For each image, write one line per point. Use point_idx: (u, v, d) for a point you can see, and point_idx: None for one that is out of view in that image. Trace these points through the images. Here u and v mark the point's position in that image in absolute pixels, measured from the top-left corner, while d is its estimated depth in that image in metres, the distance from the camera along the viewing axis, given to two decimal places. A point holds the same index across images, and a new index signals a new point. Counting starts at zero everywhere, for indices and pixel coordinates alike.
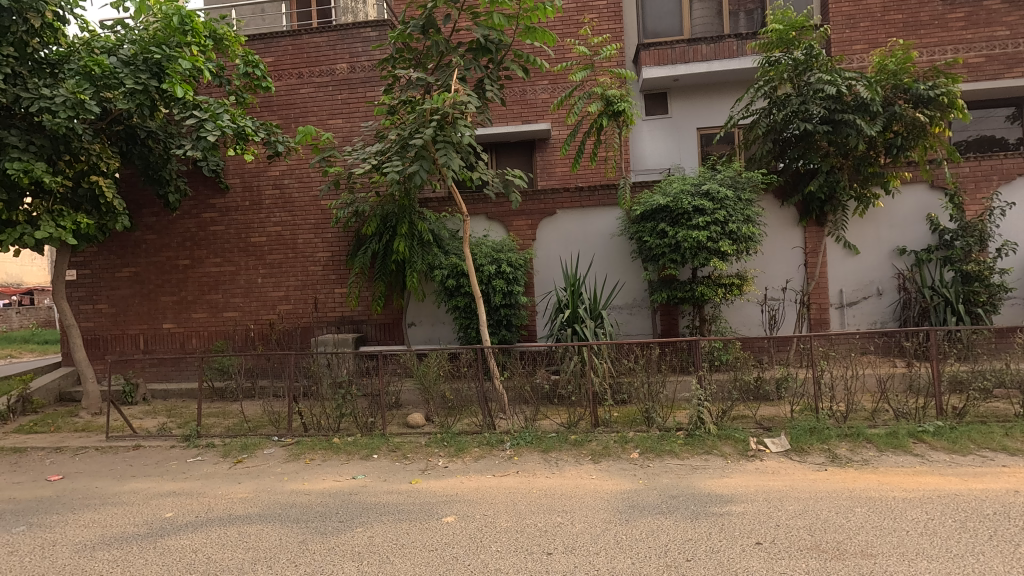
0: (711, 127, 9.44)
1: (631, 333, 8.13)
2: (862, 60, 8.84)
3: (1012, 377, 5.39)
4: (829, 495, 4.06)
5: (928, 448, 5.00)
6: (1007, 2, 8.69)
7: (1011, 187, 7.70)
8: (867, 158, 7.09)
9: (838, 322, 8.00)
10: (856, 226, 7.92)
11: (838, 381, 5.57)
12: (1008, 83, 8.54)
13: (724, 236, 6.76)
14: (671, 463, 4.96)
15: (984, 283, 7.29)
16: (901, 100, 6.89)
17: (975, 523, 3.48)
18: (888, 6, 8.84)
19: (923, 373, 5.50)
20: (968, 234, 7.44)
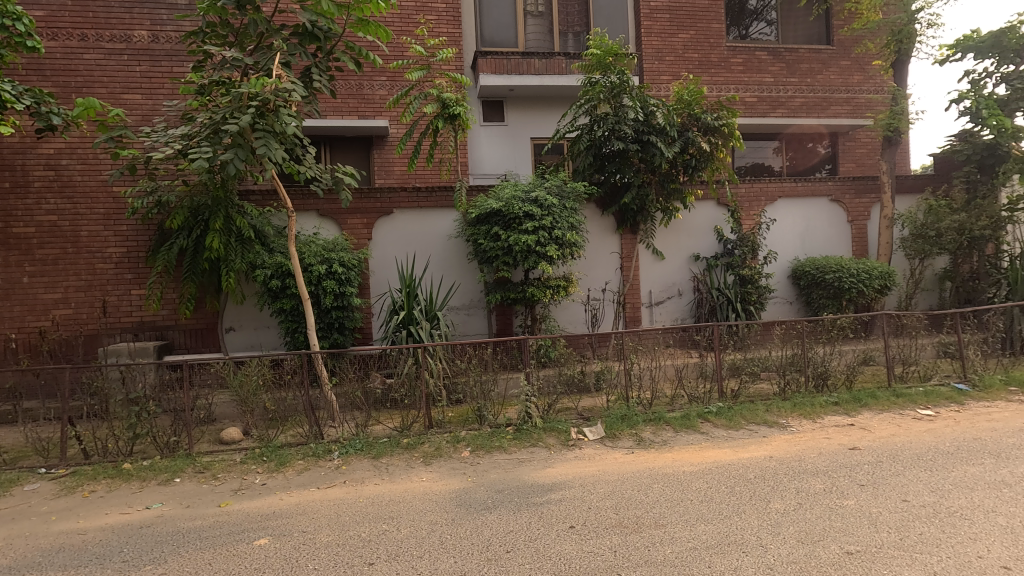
0: (543, 137, 10.03)
1: (467, 333, 8.28)
2: (667, 89, 10.09)
3: (772, 362, 6.56)
4: (634, 475, 4.53)
5: (712, 426, 5.88)
6: (771, 54, 10.59)
7: (774, 206, 9.38)
8: (670, 176, 8.12)
9: (648, 318, 9.03)
10: (661, 234, 9.02)
11: (645, 371, 6.28)
12: (772, 121, 10.41)
13: (551, 241, 7.16)
14: (499, 458, 5.15)
15: (755, 285, 8.82)
16: (694, 127, 8.01)
17: (740, 486, 4.17)
18: (687, 45, 10.22)
19: (709, 361, 6.43)
20: (743, 244, 8.90)
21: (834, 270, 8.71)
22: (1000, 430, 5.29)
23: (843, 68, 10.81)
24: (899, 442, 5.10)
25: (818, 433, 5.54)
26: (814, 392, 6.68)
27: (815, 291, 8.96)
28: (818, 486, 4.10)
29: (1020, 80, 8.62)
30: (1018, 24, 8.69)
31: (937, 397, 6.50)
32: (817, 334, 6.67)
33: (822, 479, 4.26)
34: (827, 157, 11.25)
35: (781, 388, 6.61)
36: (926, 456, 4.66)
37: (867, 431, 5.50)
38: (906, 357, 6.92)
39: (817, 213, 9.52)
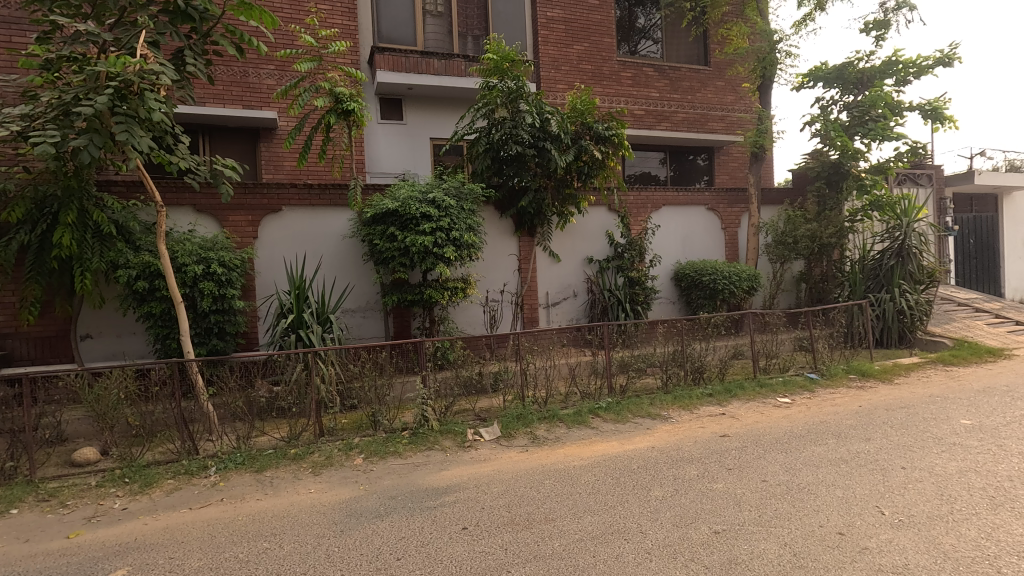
0: (442, 138, 9.98)
1: (362, 337, 8.01)
2: (562, 98, 10.47)
3: (656, 358, 7.02)
4: (527, 473, 4.64)
5: (601, 421, 6.17)
6: (657, 71, 11.36)
7: (660, 212, 10.06)
8: (565, 181, 8.41)
9: (545, 319, 9.31)
10: (557, 238, 9.33)
11: (540, 370, 6.46)
12: (658, 133, 11.15)
13: (449, 242, 7.13)
14: (394, 463, 5.03)
15: (642, 286, 9.45)
16: (586, 136, 8.36)
17: (625, 477, 4.42)
18: (581, 57, 10.68)
19: (600, 359, 6.75)
20: (632, 248, 9.47)
21: (710, 273, 9.50)
22: (841, 413, 6.07)
23: (718, 88, 11.84)
24: (762, 428, 5.67)
25: (694, 423, 6.01)
26: (692, 385, 7.24)
27: (695, 291, 9.73)
28: (693, 473, 4.45)
29: (858, 109, 9.95)
30: (857, 60, 10.02)
31: (793, 386, 7.32)
32: (694, 331, 7.25)
33: (696, 465, 4.63)
34: (705, 169, 12.27)
35: (663, 382, 7.09)
36: (783, 439, 5.22)
37: (736, 419, 6.06)
38: (768, 351, 7.72)
39: (696, 220, 10.35)
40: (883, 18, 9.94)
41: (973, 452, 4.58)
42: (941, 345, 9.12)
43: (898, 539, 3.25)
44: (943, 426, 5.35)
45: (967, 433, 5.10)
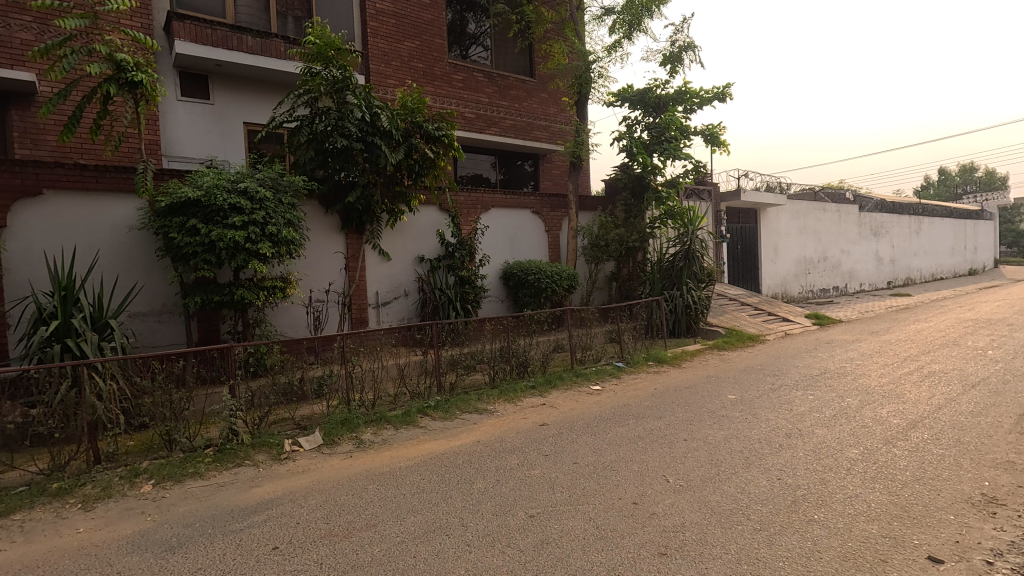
0: (258, 124, 9.10)
1: (156, 344, 6.95)
2: (392, 93, 10.28)
3: (484, 355, 7.26)
4: (349, 480, 4.45)
5: (430, 419, 6.17)
6: (486, 77, 11.72)
7: (489, 214, 10.42)
8: (394, 179, 8.25)
9: (375, 319, 9.09)
10: (387, 236, 9.16)
11: (366, 373, 6.25)
12: (488, 137, 11.52)
13: (264, 237, 6.52)
14: (192, 487, 4.44)
15: (472, 285, 9.71)
16: (417, 134, 8.26)
17: (450, 473, 4.48)
18: (412, 53, 10.58)
19: (429, 358, 6.77)
20: (462, 248, 9.69)
21: (534, 272, 10.12)
22: (641, 396, 6.90)
23: (542, 100, 12.61)
24: (576, 414, 6.19)
25: (517, 414, 6.32)
26: (517, 378, 7.63)
27: (521, 289, 10.27)
28: (514, 462, 4.68)
29: (656, 129, 11.38)
30: (655, 87, 11.45)
31: (604, 374, 8.12)
32: (519, 328, 7.64)
33: (516, 455, 4.88)
34: (531, 174, 13.01)
35: (491, 377, 7.36)
36: (593, 423, 5.76)
37: (555, 408, 6.52)
38: (583, 344, 8.47)
39: (522, 222, 10.93)
40: (675, 53, 11.50)
41: (735, 421, 5.54)
42: (717, 333, 10.89)
43: (678, 502, 3.79)
44: (716, 401, 6.39)
45: (732, 406, 6.15)
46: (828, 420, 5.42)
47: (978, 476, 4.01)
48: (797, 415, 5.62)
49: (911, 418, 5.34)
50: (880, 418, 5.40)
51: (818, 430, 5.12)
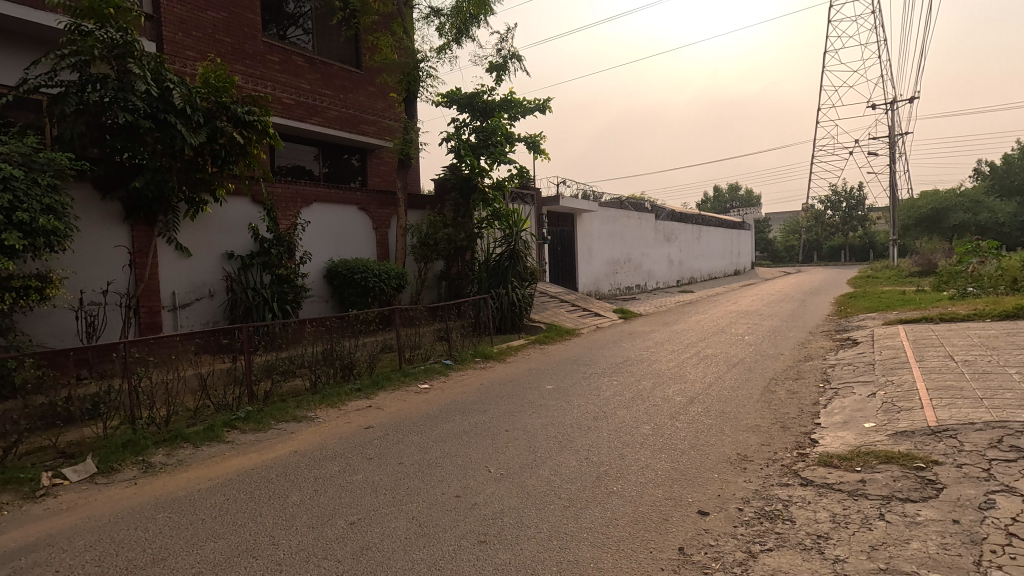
0: (3, 85, 7.34)
1: None
2: (193, 67, 9.10)
3: (305, 358, 6.80)
4: (131, 512, 3.81)
5: (239, 433, 5.57)
6: (307, 62, 10.96)
7: (310, 208, 9.78)
8: (194, 165, 7.30)
9: (171, 323, 8.03)
10: (185, 229, 8.12)
11: (157, 386, 5.44)
12: (309, 127, 10.80)
13: (10, 226, 5.26)
14: None
15: (291, 284, 9.02)
16: (223, 117, 7.32)
17: (260, 490, 4.09)
18: (217, 26, 9.49)
19: (238, 365, 6.13)
20: (279, 244, 8.96)
21: (361, 270, 9.77)
22: (468, 391, 7.08)
23: (370, 93, 12.18)
24: (403, 414, 6.12)
25: (341, 419, 6.02)
26: (341, 381, 7.29)
27: (346, 288, 9.82)
28: (334, 469, 4.46)
29: (483, 134, 11.74)
30: (482, 92, 11.81)
31: (432, 372, 8.15)
32: (343, 329, 7.30)
33: (337, 462, 4.65)
34: (358, 169, 12.51)
35: (311, 383, 6.92)
36: (419, 422, 5.74)
37: (381, 409, 6.37)
38: (412, 343, 8.41)
39: (347, 219, 10.48)
40: (501, 62, 11.99)
41: (552, 409, 5.99)
42: (539, 328, 11.65)
43: (498, 490, 3.97)
44: (536, 391, 6.83)
45: (550, 395, 6.63)
46: (628, 401, 6.16)
47: (735, 439, 4.89)
48: (604, 399, 6.27)
49: (689, 395, 6.30)
50: (667, 396, 6.29)
51: (620, 411, 5.78)
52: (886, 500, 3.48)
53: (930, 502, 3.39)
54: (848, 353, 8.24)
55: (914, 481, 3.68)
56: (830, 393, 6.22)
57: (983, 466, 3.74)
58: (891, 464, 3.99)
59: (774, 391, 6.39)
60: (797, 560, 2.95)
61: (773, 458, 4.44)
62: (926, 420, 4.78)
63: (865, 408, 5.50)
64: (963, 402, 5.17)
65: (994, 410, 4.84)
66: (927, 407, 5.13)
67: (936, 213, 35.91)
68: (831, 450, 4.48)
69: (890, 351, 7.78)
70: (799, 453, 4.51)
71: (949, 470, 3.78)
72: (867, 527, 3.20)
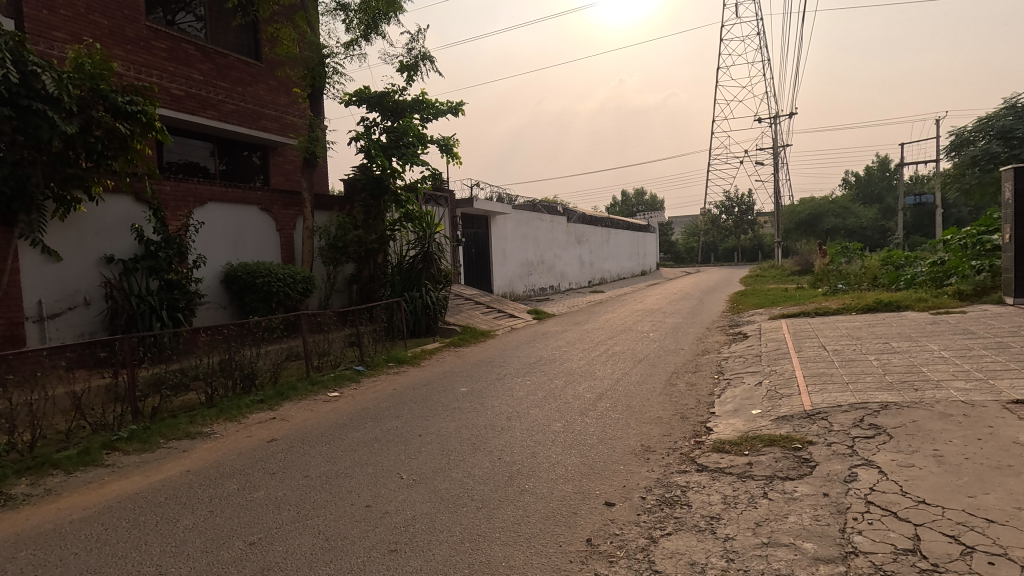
0: None
1: None
2: (60, 50, 8.17)
3: (199, 370, 6.33)
4: None
5: (121, 455, 5.05)
6: (199, 51, 10.19)
7: (203, 209, 9.10)
8: (63, 158, 6.54)
9: (37, 337, 7.15)
10: (53, 230, 7.27)
11: (20, 407, 4.81)
12: (202, 121, 10.04)
13: None
14: None
15: (183, 291, 8.31)
16: (99, 106, 6.59)
17: (146, 516, 3.74)
18: (91, 6, 8.59)
19: (120, 381, 5.57)
20: (169, 246, 8.23)
21: (263, 275, 9.22)
22: (380, 397, 6.90)
23: (271, 87, 11.54)
24: (310, 424, 5.86)
25: (240, 434, 5.64)
26: (241, 393, 6.84)
27: (246, 294, 9.23)
28: (232, 487, 4.17)
29: (394, 134, 11.51)
30: (392, 92, 11.58)
31: (342, 379, 7.85)
32: (243, 337, 6.87)
33: (237, 479, 4.36)
34: (259, 167, 11.82)
35: (207, 396, 6.44)
36: (327, 432, 5.51)
37: (286, 421, 6.04)
38: (320, 350, 8.06)
39: (246, 220, 9.85)
40: (411, 62, 11.82)
41: (466, 411, 5.98)
42: (454, 331, 11.58)
43: (410, 496, 3.90)
44: (450, 394, 6.80)
45: (464, 397, 6.63)
46: (541, 400, 6.29)
47: (639, 430, 5.15)
48: (517, 399, 6.36)
49: (598, 391, 6.55)
50: (578, 393, 6.50)
51: (532, 410, 5.89)
52: (769, 480, 3.82)
53: (805, 478, 3.76)
54: (739, 346, 8.96)
55: (792, 461, 4.07)
56: (723, 384, 6.72)
57: (848, 444, 4.21)
58: (774, 446, 4.39)
59: (675, 384, 6.81)
60: (693, 541, 3.16)
61: (673, 447, 4.73)
62: (802, 405, 5.31)
63: (753, 396, 6.01)
64: (833, 387, 5.79)
65: (857, 393, 5.47)
66: (803, 393, 5.68)
67: (813, 217, 39.97)
68: (724, 436, 4.85)
69: (774, 343, 8.55)
70: (697, 442, 4.83)
71: (821, 448, 4.21)
72: (753, 505, 3.49)
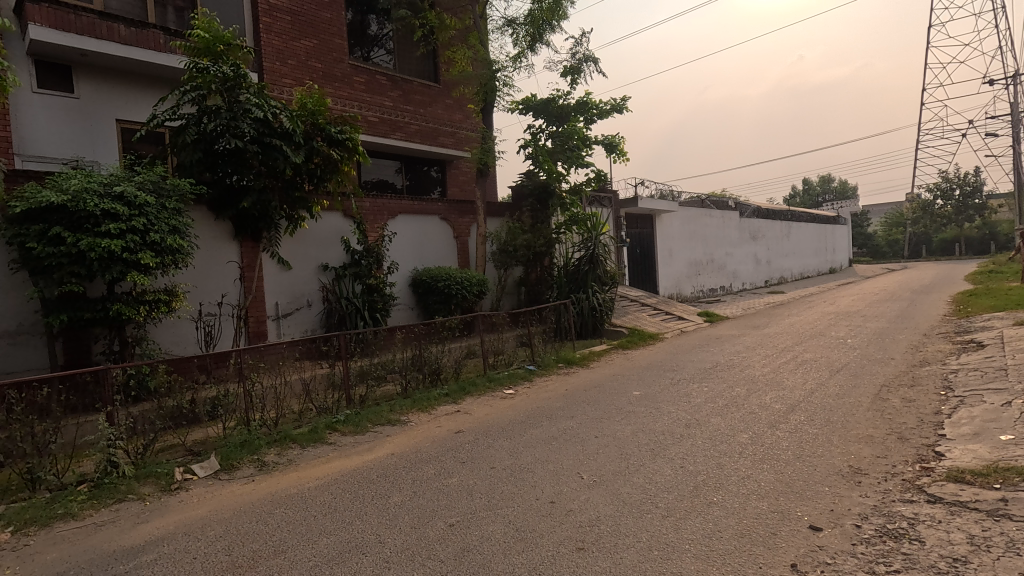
0: (133, 121, 8.44)
1: (10, 371, 6.19)
2: (289, 93, 9.83)
3: (395, 364, 7.12)
4: (252, 506, 4.15)
5: (340, 435, 5.90)
6: (389, 80, 11.50)
7: (395, 220, 10.24)
8: (293, 184, 7.85)
9: (275, 332, 8.65)
10: (286, 243, 8.75)
11: (268, 390, 5.89)
12: (393, 142, 11.30)
13: (144, 246, 6.03)
14: (64, 530, 3.91)
15: (380, 293, 9.45)
16: (319, 137, 7.86)
17: (364, 489, 4.32)
18: (310, 53, 10.20)
19: (336, 371, 6.50)
20: (369, 255, 9.45)
21: (445, 278, 10.07)
22: (552, 397, 7.08)
23: (448, 106, 12.57)
24: (490, 419, 6.23)
25: (432, 423, 6.22)
26: (430, 386, 7.53)
27: (430, 296, 10.16)
28: (430, 472, 4.62)
29: (559, 138, 11.77)
30: (557, 97, 11.81)
31: (516, 377, 8.21)
32: (430, 335, 7.57)
33: (433, 464, 4.82)
34: (438, 180, 12.91)
35: (402, 388, 7.21)
36: (508, 427, 5.81)
37: (469, 414, 6.50)
38: (495, 349, 8.55)
39: (429, 229, 10.84)
40: (575, 65, 11.96)
41: (641, 416, 5.85)
42: (620, 333, 11.42)
43: (592, 497, 3.93)
44: (622, 397, 6.72)
45: (637, 401, 6.49)
46: (722, 409, 5.89)
47: (845, 450, 4.55)
48: (695, 406, 6.04)
49: (790, 403, 5.93)
50: (765, 404, 5.96)
51: (713, 419, 5.54)
52: None
53: None
54: (973, 357, 7.43)
55: None
56: (955, 402, 5.62)
57: None
58: None
59: (887, 399, 5.88)
60: None
61: (891, 472, 4.08)
62: None
63: (1000, 419, 4.93)
64: None
65: None
66: None
67: None
68: (962, 464, 4.05)
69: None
70: (923, 468, 4.12)
71: None
72: (1014, 552, 2.87)
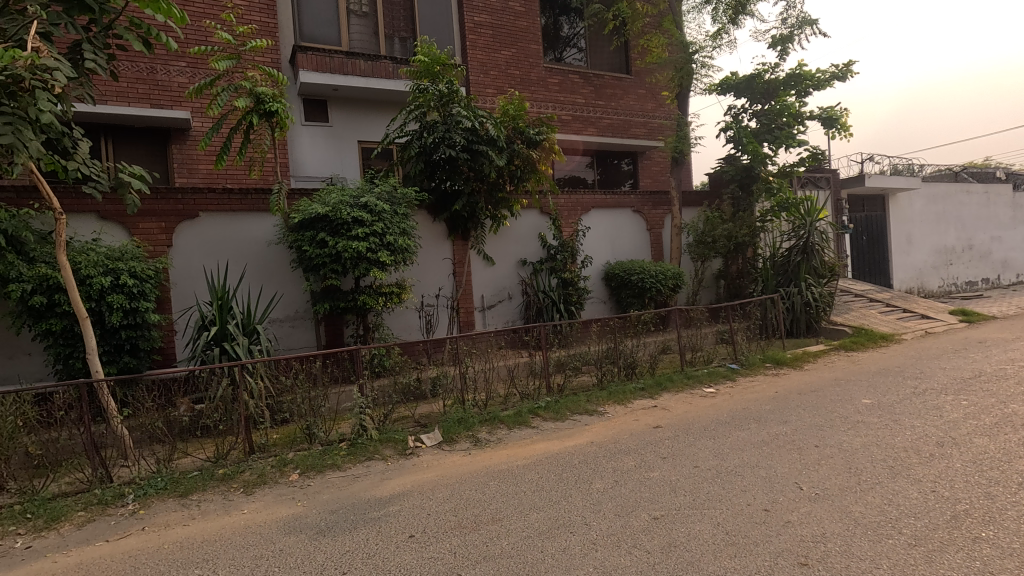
0: (369, 141, 9.98)
1: (291, 347, 7.85)
2: (491, 102, 10.64)
3: (591, 356, 7.27)
4: (471, 476, 4.66)
5: (541, 420, 6.27)
6: (582, 78, 11.72)
7: (589, 215, 10.42)
8: (497, 186, 8.50)
9: (481, 322, 9.49)
10: (490, 241, 9.51)
11: (478, 373, 6.50)
12: (585, 138, 11.50)
13: (382, 247, 7.13)
14: (332, 477, 4.86)
15: (575, 287, 9.73)
16: (518, 140, 8.39)
17: (568, 473, 4.54)
18: (509, 62, 10.90)
19: (537, 359, 6.88)
20: (563, 250, 9.79)
21: (638, 272, 9.93)
22: (760, 399, 6.54)
23: (639, 96, 12.37)
24: (690, 417, 6.00)
25: (629, 416, 6.23)
26: (625, 380, 7.54)
27: (624, 289, 10.15)
28: (631, 464, 4.64)
29: (765, 117, 10.74)
30: (763, 72, 10.78)
31: (717, 376, 7.76)
32: (625, 329, 7.57)
33: (633, 456, 4.83)
34: (630, 172, 12.75)
35: (598, 379, 7.34)
36: (710, 427, 5.54)
37: (667, 410, 6.35)
38: (693, 344, 8.18)
39: (622, 222, 10.79)
40: (786, 34, 10.76)
41: (873, 428, 5.08)
42: (842, 332, 10.00)
43: (816, 511, 3.56)
44: (848, 405, 5.90)
45: (867, 411, 5.65)
46: (990, 428, 4.81)
47: None
48: (950, 423, 5.04)
49: None
50: None
51: (977, 440, 4.56)
52: None
53: None
54: None
55: None
56: None
57: None
58: None
59: None
60: None
61: None
62: None
63: None
64: None
65: None
66: None
67: None
68: None
69: None
70: None
71: None
72: None
